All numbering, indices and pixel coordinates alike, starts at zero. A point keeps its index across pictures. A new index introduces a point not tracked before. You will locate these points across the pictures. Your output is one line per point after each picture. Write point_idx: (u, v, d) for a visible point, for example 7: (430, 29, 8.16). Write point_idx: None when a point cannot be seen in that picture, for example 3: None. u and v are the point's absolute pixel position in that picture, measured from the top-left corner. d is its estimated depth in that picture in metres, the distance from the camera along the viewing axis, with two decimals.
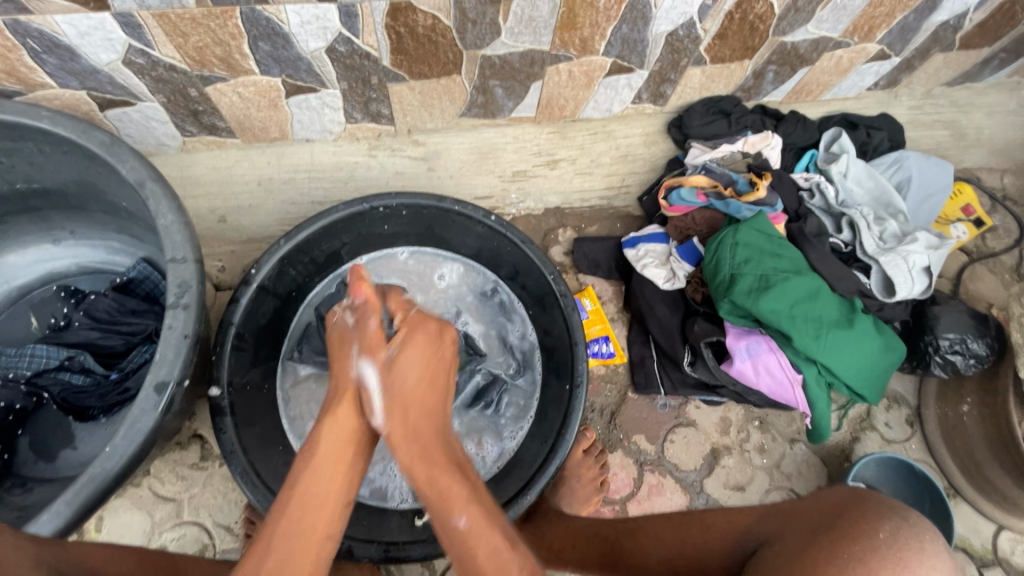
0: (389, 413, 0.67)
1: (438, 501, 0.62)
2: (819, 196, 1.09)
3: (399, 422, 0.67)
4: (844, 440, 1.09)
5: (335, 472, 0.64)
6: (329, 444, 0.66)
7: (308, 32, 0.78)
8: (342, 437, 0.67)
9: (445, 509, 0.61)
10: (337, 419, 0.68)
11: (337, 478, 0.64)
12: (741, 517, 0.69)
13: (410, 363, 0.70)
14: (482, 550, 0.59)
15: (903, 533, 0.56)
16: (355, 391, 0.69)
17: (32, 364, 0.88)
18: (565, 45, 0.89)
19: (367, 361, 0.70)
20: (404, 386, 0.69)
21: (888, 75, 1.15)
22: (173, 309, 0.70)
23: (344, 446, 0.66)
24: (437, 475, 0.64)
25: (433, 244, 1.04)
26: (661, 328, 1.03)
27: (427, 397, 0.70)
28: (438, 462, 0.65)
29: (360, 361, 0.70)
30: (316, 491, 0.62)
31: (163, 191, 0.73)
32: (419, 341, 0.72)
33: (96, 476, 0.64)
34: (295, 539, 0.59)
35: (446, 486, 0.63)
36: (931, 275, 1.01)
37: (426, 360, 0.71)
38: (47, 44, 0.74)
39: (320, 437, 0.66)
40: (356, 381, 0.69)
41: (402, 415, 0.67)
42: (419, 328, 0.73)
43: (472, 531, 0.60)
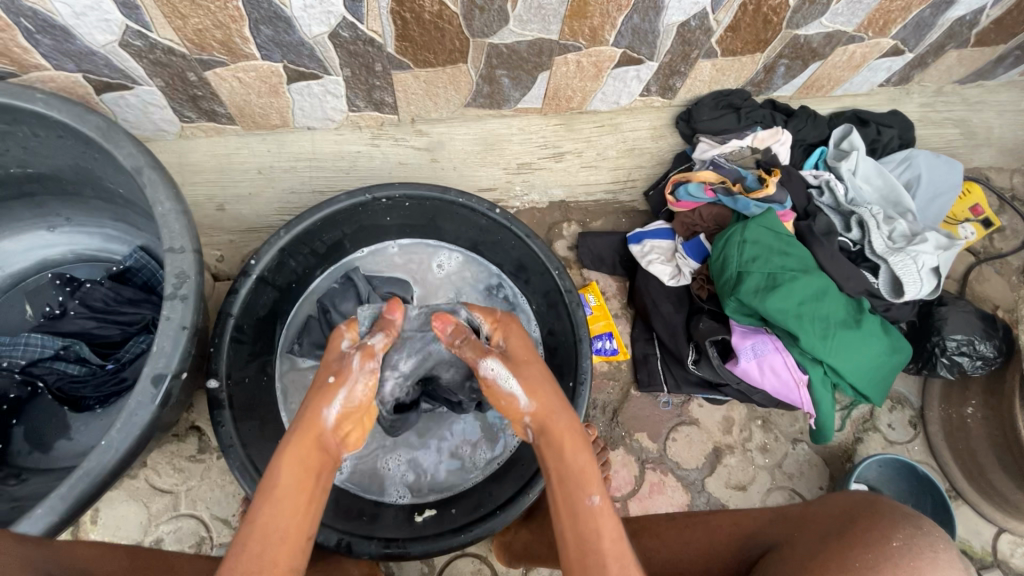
0: (526, 387, 0.65)
1: (578, 479, 0.60)
2: (828, 193, 1.07)
3: (543, 399, 0.65)
4: (847, 440, 1.08)
5: (296, 496, 0.59)
6: (288, 472, 0.59)
7: (311, 17, 0.76)
8: (303, 469, 0.60)
9: (583, 486, 0.59)
10: (292, 450, 0.61)
11: (304, 496, 0.59)
12: (751, 521, 0.70)
13: (513, 342, 0.70)
14: (607, 534, 0.57)
15: (919, 541, 0.54)
16: (318, 427, 0.63)
17: (28, 352, 0.86)
18: (574, 34, 0.87)
19: (341, 393, 0.65)
20: (530, 363, 0.68)
21: (900, 71, 1.13)
22: (170, 300, 0.68)
23: (304, 475, 0.60)
24: (577, 453, 0.62)
25: (426, 234, 1.01)
26: (665, 325, 1.02)
27: (543, 386, 0.66)
28: (578, 438, 0.63)
29: (330, 403, 0.64)
30: (285, 507, 0.58)
31: (161, 178, 0.71)
32: (518, 330, 0.72)
33: (91, 470, 0.63)
34: (281, 518, 0.57)
35: (582, 466, 0.61)
36: (940, 275, 0.99)
37: (522, 347, 0.70)
38: (41, 23, 0.72)
39: (276, 471, 0.59)
40: (323, 417, 0.64)
41: (548, 400, 0.65)
42: (512, 329, 0.72)
43: (604, 512, 0.58)
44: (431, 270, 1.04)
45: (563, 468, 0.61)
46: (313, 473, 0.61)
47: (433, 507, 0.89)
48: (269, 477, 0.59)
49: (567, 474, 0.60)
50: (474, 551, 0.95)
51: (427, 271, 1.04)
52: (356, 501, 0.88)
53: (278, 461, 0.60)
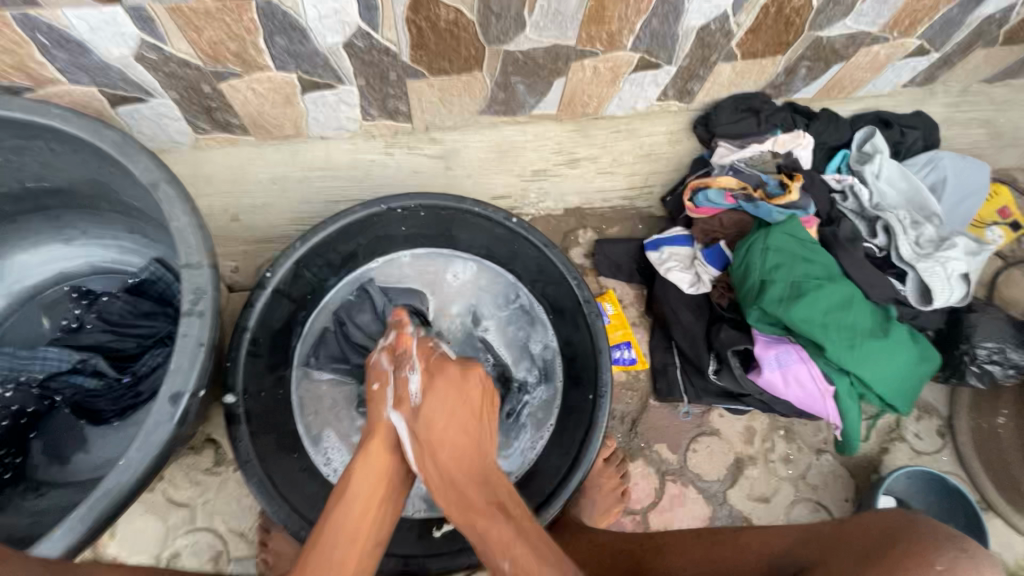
0: (422, 457, 0.71)
1: (485, 548, 0.65)
2: (852, 198, 1.05)
3: (439, 467, 0.70)
4: (873, 451, 1.06)
5: (366, 500, 0.69)
6: (360, 481, 0.70)
7: (326, 27, 0.75)
8: (372, 476, 0.71)
9: (493, 553, 0.64)
10: (367, 456, 0.72)
11: (377, 497, 0.70)
12: (782, 540, 0.67)
13: (434, 413, 0.71)
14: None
15: (962, 565, 0.51)
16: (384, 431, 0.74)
17: (45, 366, 0.87)
18: (592, 40, 0.85)
19: (390, 395, 0.75)
20: (432, 437, 0.70)
21: (925, 71, 1.10)
22: (188, 316, 0.68)
23: (376, 480, 0.71)
24: (481, 525, 0.66)
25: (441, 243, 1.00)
26: (685, 334, 1.00)
27: (460, 439, 0.71)
28: (486, 512, 0.67)
29: (387, 408, 0.75)
30: (353, 510, 0.68)
31: (176, 193, 0.70)
32: (443, 391, 0.73)
33: (110, 489, 0.62)
34: (353, 515, 0.67)
35: (488, 531, 0.65)
36: (970, 281, 0.97)
37: (448, 412, 0.71)
38: (57, 38, 0.72)
39: (348, 480, 0.70)
40: (386, 420, 0.74)
41: (448, 461, 0.70)
42: (438, 378, 0.74)
43: (518, 574, 0.62)
44: (444, 279, 1.03)
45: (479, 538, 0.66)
46: (382, 482, 0.71)
47: (450, 522, 0.87)
48: (344, 483, 0.70)
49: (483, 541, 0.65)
50: (493, 565, 0.94)
51: (441, 280, 1.03)
52: None
53: (354, 467, 0.71)
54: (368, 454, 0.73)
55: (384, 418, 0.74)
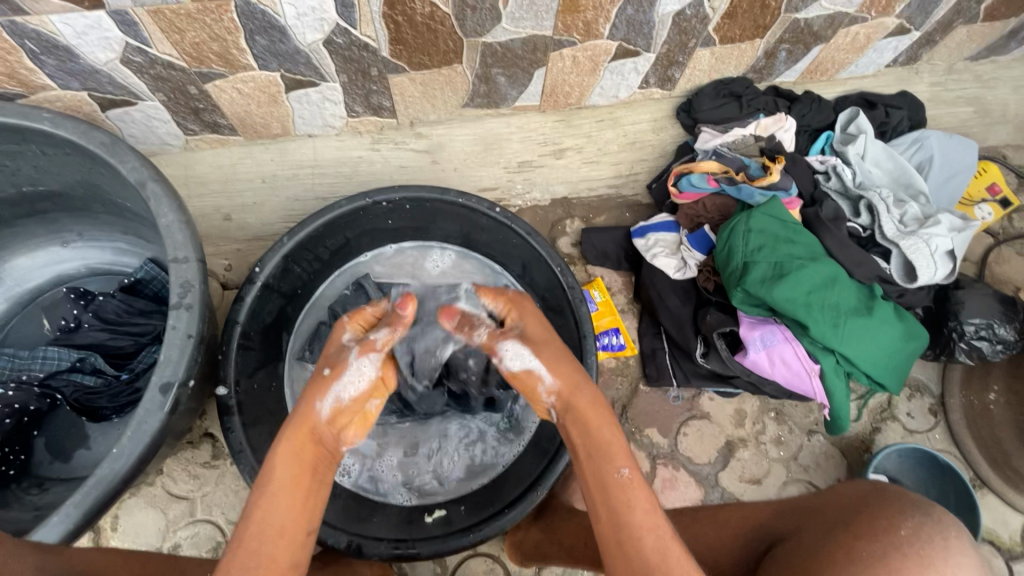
0: (540, 367, 0.68)
1: (602, 454, 0.62)
2: (835, 178, 1.05)
3: (550, 379, 0.68)
4: (864, 431, 1.06)
5: (294, 493, 0.62)
6: (281, 466, 0.62)
7: (304, 25, 0.77)
8: (296, 466, 0.64)
9: (611, 461, 0.61)
10: (290, 447, 0.64)
11: (302, 490, 0.63)
12: (756, 513, 0.69)
13: (531, 327, 0.73)
14: (642, 504, 0.59)
15: (927, 529, 0.53)
16: (310, 423, 0.67)
17: (45, 365, 0.88)
18: (568, 29, 0.86)
19: (327, 391, 0.68)
20: (540, 347, 0.70)
21: (907, 51, 1.10)
22: (176, 309, 0.70)
23: (298, 473, 0.63)
24: (603, 424, 0.64)
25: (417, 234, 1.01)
26: (671, 318, 1.01)
27: (555, 355, 0.69)
28: (607, 417, 0.65)
29: (324, 398, 0.68)
30: (279, 504, 0.61)
31: (163, 190, 0.72)
32: (532, 311, 0.75)
33: (103, 478, 0.64)
34: (282, 506, 0.61)
35: (613, 440, 0.63)
36: (955, 258, 0.97)
37: (542, 330, 0.73)
38: (45, 45, 0.74)
39: (271, 468, 0.62)
40: (317, 412, 0.67)
41: (572, 378, 0.67)
42: (527, 308, 0.75)
43: (635, 483, 0.60)
44: (424, 267, 1.03)
45: (591, 441, 0.63)
46: (308, 467, 0.65)
47: (443, 508, 0.89)
48: (266, 468, 0.63)
49: (593, 448, 0.63)
50: (486, 551, 0.95)
51: (422, 270, 1.03)
52: (363, 503, 0.88)
53: (273, 455, 0.63)
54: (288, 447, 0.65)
55: (317, 409, 0.67)
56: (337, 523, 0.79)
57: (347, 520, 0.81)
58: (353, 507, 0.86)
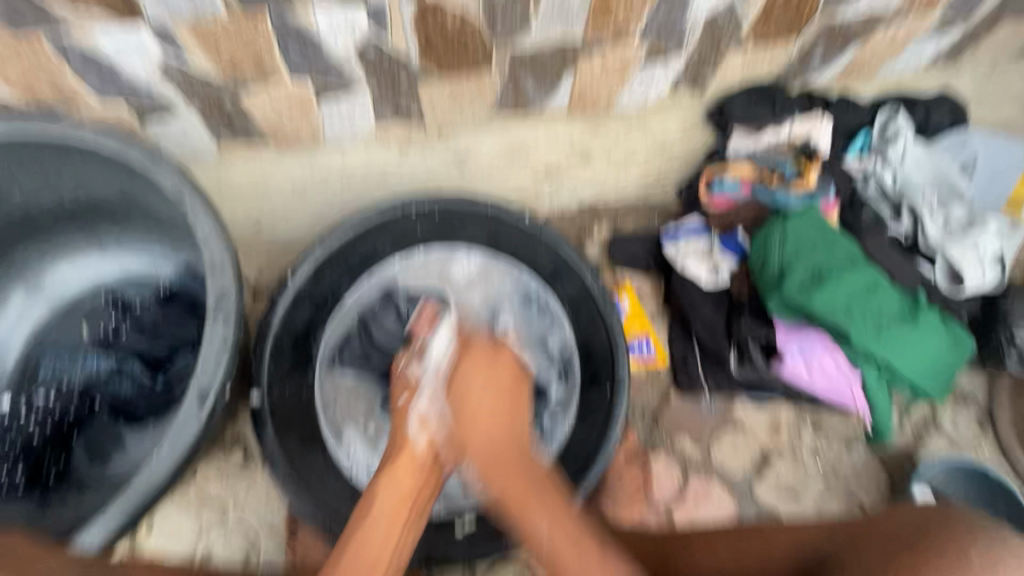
0: (460, 422, 0.72)
1: (522, 510, 0.64)
2: (874, 185, 1.02)
3: (468, 429, 0.72)
4: (907, 442, 1.02)
5: (391, 524, 0.65)
6: (384, 498, 0.66)
7: (337, 34, 0.77)
8: (398, 494, 0.68)
9: (527, 518, 0.64)
10: (393, 474, 0.69)
11: (399, 521, 0.66)
12: (810, 535, 0.67)
13: (469, 382, 0.75)
14: (568, 552, 0.60)
15: (1001, 555, 0.50)
16: (411, 449, 0.72)
17: (84, 372, 0.92)
18: (598, 33, 0.85)
19: (412, 420, 0.74)
20: (470, 402, 0.73)
21: (950, 47, 1.06)
22: (213, 316, 0.70)
23: (400, 499, 0.67)
24: (512, 478, 0.67)
25: (438, 238, 0.95)
26: (705, 325, 0.98)
27: (493, 407, 0.73)
28: (518, 463, 0.68)
29: (410, 422, 0.74)
30: (377, 534, 0.63)
31: (201, 200, 0.73)
32: (474, 361, 0.78)
33: (144, 484, 0.65)
34: (376, 539, 0.62)
35: (527, 495, 0.65)
36: (1004, 262, 0.93)
37: (484, 381, 0.75)
38: (86, 58, 0.76)
39: (375, 494, 0.67)
40: (413, 440, 0.73)
41: (477, 433, 0.71)
42: (473, 351, 0.79)
43: (553, 539, 0.61)
44: (451, 276, 0.97)
45: (513, 497, 0.66)
46: (409, 497, 0.68)
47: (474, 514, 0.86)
48: (370, 494, 0.68)
49: (516, 503, 0.65)
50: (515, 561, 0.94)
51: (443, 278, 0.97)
52: None
53: (376, 491, 0.67)
54: (393, 470, 0.70)
55: (412, 435, 0.73)
56: None
57: None
58: None
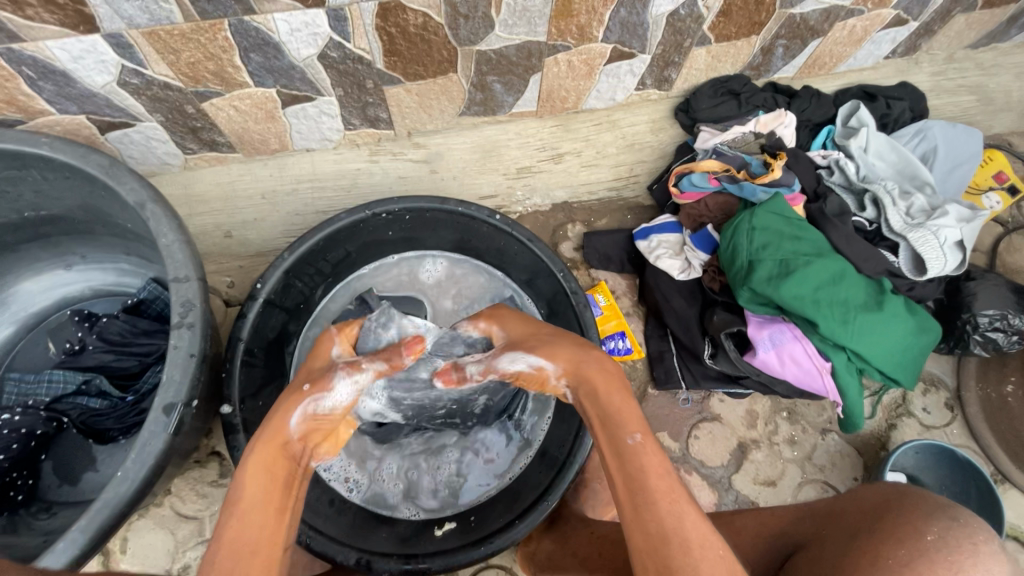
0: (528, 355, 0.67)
1: (612, 420, 0.57)
2: (838, 172, 1.04)
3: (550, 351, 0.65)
4: (879, 428, 1.04)
5: (268, 506, 0.58)
6: (255, 484, 0.58)
7: (298, 40, 0.77)
8: (270, 479, 0.59)
9: (623, 425, 0.56)
10: (261, 458, 0.60)
11: (277, 502, 0.59)
12: (777, 520, 0.68)
13: (532, 330, 0.72)
14: (655, 465, 0.53)
15: (955, 534, 0.50)
16: (283, 439, 0.63)
17: (51, 389, 0.89)
18: (562, 34, 0.86)
19: (304, 404, 0.65)
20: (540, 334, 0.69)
21: (906, 42, 1.10)
22: (178, 329, 0.69)
23: (274, 483, 0.60)
24: (608, 393, 0.59)
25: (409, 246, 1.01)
26: (678, 320, 1.00)
27: (573, 342, 0.67)
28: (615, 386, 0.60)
29: (295, 412, 0.65)
30: (252, 518, 0.56)
31: (163, 211, 0.72)
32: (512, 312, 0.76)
33: (108, 502, 0.63)
34: (256, 525, 0.56)
35: (619, 407, 0.58)
36: (965, 249, 0.95)
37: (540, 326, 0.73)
38: (42, 70, 0.74)
39: (245, 481, 0.58)
40: (289, 425, 0.64)
41: (578, 355, 0.64)
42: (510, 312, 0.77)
43: (645, 449, 0.54)
44: (420, 280, 1.02)
45: (602, 408, 0.59)
46: (280, 482, 0.60)
47: (453, 521, 0.87)
48: (235, 485, 0.58)
49: (606, 414, 0.58)
50: (499, 563, 0.94)
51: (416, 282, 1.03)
52: (373, 518, 0.87)
53: (242, 470, 0.59)
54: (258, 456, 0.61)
55: (290, 424, 0.64)
56: (345, 539, 0.79)
57: (355, 535, 0.81)
58: (361, 521, 0.85)
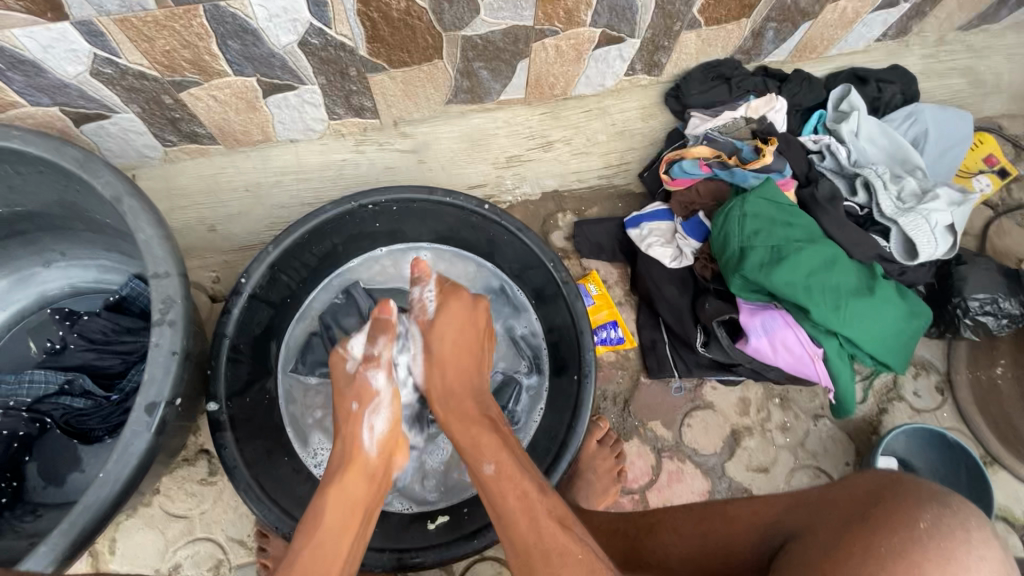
0: (431, 370, 0.79)
1: (471, 450, 0.69)
2: (829, 157, 1.03)
3: (436, 382, 0.78)
4: (871, 412, 1.04)
5: (344, 528, 0.65)
6: (336, 500, 0.66)
7: (277, 27, 0.75)
8: (349, 503, 0.67)
9: (480, 455, 0.68)
10: (344, 480, 0.69)
11: (352, 531, 0.65)
12: (769, 509, 0.67)
13: (441, 339, 0.79)
14: (509, 493, 0.64)
15: (947, 518, 0.51)
16: (359, 457, 0.72)
17: (32, 391, 0.87)
18: (549, 18, 0.84)
19: (369, 423, 0.74)
20: (440, 358, 0.79)
21: (897, 23, 1.08)
22: (159, 326, 0.67)
23: (351, 506, 0.67)
24: (471, 429, 0.71)
25: (389, 239, 0.99)
26: (670, 309, 1.00)
27: (460, 364, 0.78)
28: (477, 422, 0.72)
29: (363, 433, 0.74)
30: (333, 530, 0.64)
31: (141, 205, 0.70)
32: (460, 303, 0.80)
33: (92, 503, 0.62)
34: (329, 550, 0.62)
35: (478, 437, 0.70)
36: (955, 233, 0.95)
37: (460, 328, 0.79)
38: (10, 60, 0.72)
39: (326, 497, 0.67)
40: (363, 446, 0.73)
41: (445, 376, 0.78)
42: (454, 300, 0.80)
43: (501, 476, 0.66)
44: (403, 272, 1.03)
45: (462, 441, 0.71)
46: (358, 503, 0.68)
47: (446, 515, 0.87)
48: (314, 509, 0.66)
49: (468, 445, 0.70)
50: (494, 554, 0.94)
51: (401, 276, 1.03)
52: None
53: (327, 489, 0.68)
54: (342, 481, 0.69)
55: (366, 448, 0.73)
56: None
57: None
58: None
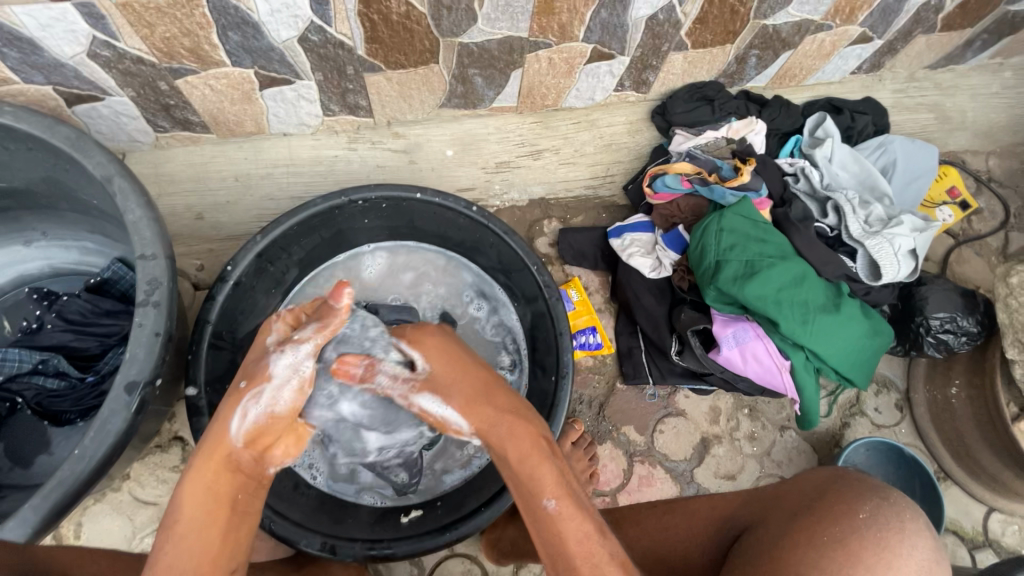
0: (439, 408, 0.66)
1: (527, 489, 0.60)
2: (803, 180, 1.08)
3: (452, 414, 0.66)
4: (834, 426, 1.09)
5: (207, 530, 0.60)
6: (190, 504, 0.60)
7: (279, 21, 0.76)
8: (210, 497, 0.61)
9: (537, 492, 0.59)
10: (197, 475, 0.61)
11: (216, 527, 0.60)
12: (727, 502, 0.72)
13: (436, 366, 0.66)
14: (572, 531, 0.57)
15: (884, 512, 0.58)
16: (224, 447, 0.62)
17: (4, 368, 0.86)
18: (543, 31, 0.87)
19: (242, 410, 0.63)
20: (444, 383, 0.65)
21: (870, 59, 1.15)
22: (143, 307, 0.68)
23: (212, 502, 0.61)
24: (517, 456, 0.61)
25: (331, 244, 0.97)
26: (647, 317, 1.03)
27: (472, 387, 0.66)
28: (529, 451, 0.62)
29: (234, 415, 0.63)
30: (189, 538, 0.58)
31: (131, 185, 0.71)
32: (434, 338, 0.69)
33: (64, 481, 0.62)
34: (188, 545, 0.58)
35: (535, 468, 0.60)
36: (916, 257, 1.00)
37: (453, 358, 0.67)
38: (8, 36, 0.72)
39: (181, 501, 0.60)
40: (229, 436, 0.62)
41: (471, 418, 0.64)
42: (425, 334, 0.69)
43: (563, 514, 0.57)
44: (363, 276, 1.03)
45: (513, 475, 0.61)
46: (223, 500, 0.62)
47: (419, 507, 0.88)
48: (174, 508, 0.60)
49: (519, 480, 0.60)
50: (464, 551, 0.96)
51: (357, 277, 1.03)
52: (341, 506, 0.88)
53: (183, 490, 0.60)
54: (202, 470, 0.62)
55: (232, 433, 0.62)
56: (312, 525, 0.79)
57: (321, 521, 0.81)
58: (329, 509, 0.86)
